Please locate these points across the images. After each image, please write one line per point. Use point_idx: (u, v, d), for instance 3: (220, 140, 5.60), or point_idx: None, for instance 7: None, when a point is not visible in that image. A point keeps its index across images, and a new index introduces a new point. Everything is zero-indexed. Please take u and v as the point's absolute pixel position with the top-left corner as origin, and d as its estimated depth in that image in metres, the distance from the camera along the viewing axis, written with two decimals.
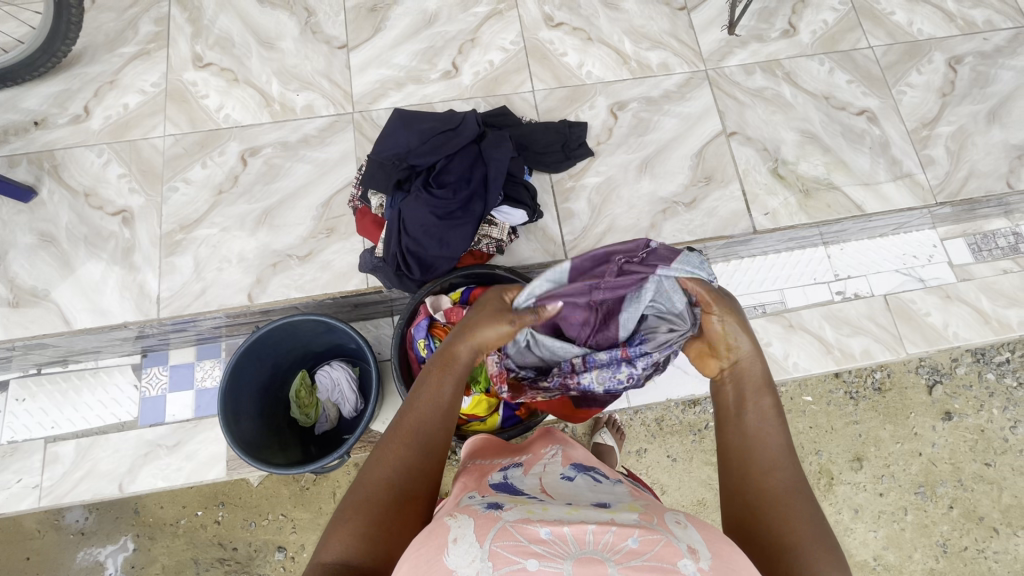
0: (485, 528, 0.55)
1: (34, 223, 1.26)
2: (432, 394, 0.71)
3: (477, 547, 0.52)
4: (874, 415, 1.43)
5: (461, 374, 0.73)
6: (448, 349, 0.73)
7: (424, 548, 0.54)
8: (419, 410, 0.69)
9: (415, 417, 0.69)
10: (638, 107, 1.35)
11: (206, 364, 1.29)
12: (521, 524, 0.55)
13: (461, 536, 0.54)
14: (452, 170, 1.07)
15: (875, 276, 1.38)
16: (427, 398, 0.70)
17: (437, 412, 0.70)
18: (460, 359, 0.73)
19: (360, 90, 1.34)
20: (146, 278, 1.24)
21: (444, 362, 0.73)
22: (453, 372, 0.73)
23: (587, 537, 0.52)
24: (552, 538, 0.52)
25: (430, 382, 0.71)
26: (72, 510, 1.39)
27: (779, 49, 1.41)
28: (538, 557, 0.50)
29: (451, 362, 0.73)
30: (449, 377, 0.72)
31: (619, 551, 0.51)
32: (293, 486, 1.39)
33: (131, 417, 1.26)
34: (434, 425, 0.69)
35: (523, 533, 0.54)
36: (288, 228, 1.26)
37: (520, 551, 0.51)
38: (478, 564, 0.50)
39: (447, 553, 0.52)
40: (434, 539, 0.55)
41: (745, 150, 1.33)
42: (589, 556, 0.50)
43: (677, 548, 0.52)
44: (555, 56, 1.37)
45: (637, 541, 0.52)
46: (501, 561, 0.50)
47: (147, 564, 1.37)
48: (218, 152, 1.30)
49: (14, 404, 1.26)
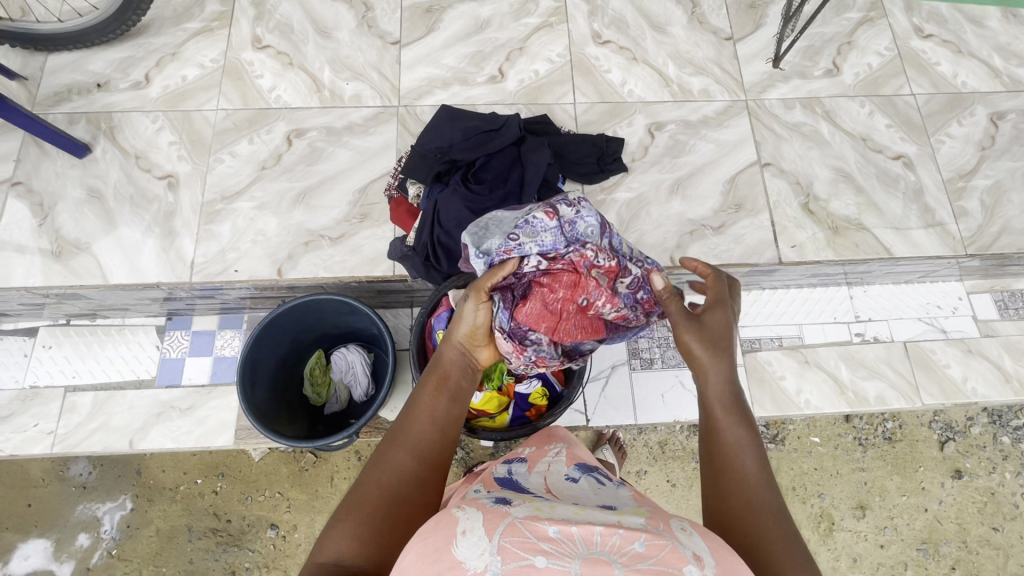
0: (494, 522, 0.56)
1: (85, 179, 1.31)
2: (428, 402, 0.74)
3: (485, 541, 0.53)
4: (882, 464, 1.41)
5: (455, 380, 0.78)
6: (439, 365, 0.79)
7: (432, 537, 0.55)
8: (418, 417, 0.72)
9: (414, 425, 0.72)
10: (675, 129, 1.37)
11: (226, 333, 1.34)
12: (529, 522, 0.56)
13: (470, 529, 0.55)
14: (490, 168, 1.10)
15: (896, 322, 1.40)
16: (425, 409, 0.73)
17: (432, 419, 0.73)
18: (450, 370, 0.79)
19: (407, 85, 1.38)
20: (182, 243, 1.28)
21: (439, 376, 0.78)
22: (448, 382, 0.77)
23: (594, 538, 0.54)
24: (560, 537, 0.53)
25: (427, 393, 0.75)
26: (77, 462, 1.42)
27: (821, 87, 1.42)
28: (547, 555, 0.51)
29: (444, 373, 0.78)
30: (445, 385, 0.77)
31: (626, 555, 0.51)
32: (293, 465, 1.42)
33: (149, 375, 1.31)
34: (427, 432, 0.71)
35: (531, 531, 0.55)
36: (324, 209, 1.30)
37: (529, 548, 0.52)
38: (487, 557, 0.51)
39: (456, 545, 0.53)
40: (443, 529, 0.56)
41: (778, 182, 1.34)
42: (597, 557, 0.51)
43: (682, 554, 0.53)
44: (599, 72, 1.41)
45: (644, 545, 0.53)
46: (509, 556, 0.51)
47: (142, 525, 1.39)
48: (266, 130, 1.35)
49: (41, 350, 1.32)
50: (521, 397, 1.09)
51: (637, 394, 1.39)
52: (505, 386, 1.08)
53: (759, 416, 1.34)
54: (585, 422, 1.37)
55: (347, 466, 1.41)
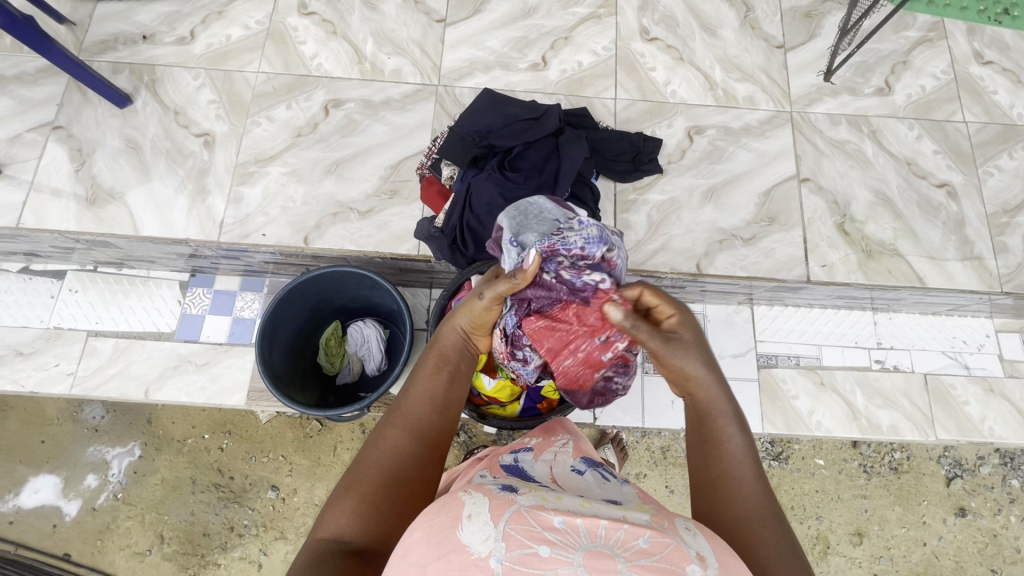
0: (501, 509, 0.56)
1: (124, 129, 1.33)
2: (427, 380, 0.73)
3: (491, 527, 0.53)
4: (885, 494, 1.39)
5: (454, 360, 0.77)
6: (438, 343, 0.78)
7: (438, 518, 0.55)
8: (416, 396, 0.72)
9: (413, 404, 0.71)
10: (716, 135, 1.34)
11: (247, 295, 1.36)
12: (536, 510, 0.56)
13: (476, 513, 0.55)
14: (527, 157, 1.08)
15: (919, 353, 1.37)
16: (425, 386, 0.72)
17: (431, 397, 0.72)
18: (449, 350, 0.78)
19: (448, 65, 1.37)
20: (213, 202, 1.29)
21: (438, 355, 0.77)
22: (447, 361, 0.77)
23: (599, 532, 0.54)
24: (565, 528, 0.53)
25: (425, 372, 0.74)
26: (91, 405, 1.46)
27: (870, 105, 1.38)
28: (551, 544, 0.51)
29: (443, 353, 0.77)
30: (445, 365, 0.76)
31: (629, 549, 0.52)
32: (299, 431, 1.44)
33: (169, 329, 1.33)
34: (427, 412, 0.71)
35: (537, 520, 0.55)
36: (355, 181, 1.30)
37: (533, 537, 0.52)
38: (491, 543, 0.51)
39: (461, 527, 0.53)
40: (449, 512, 0.56)
41: (815, 199, 1.31)
42: (600, 550, 0.51)
43: (686, 553, 0.53)
44: (643, 69, 1.38)
45: (647, 541, 0.53)
46: (513, 542, 0.51)
47: (148, 473, 1.42)
48: (304, 97, 1.35)
49: (67, 293, 1.35)
50: (534, 388, 1.09)
51: (647, 398, 1.39)
52: None
53: (767, 432, 1.33)
54: (592, 421, 1.37)
55: (352, 437, 1.43)
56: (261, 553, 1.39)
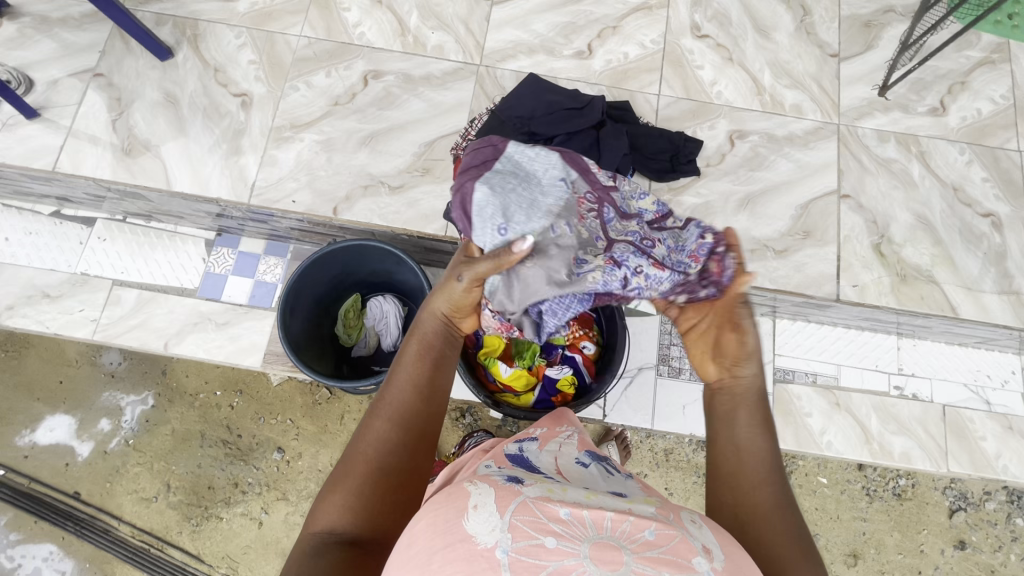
0: (506, 499, 0.55)
1: (163, 82, 1.33)
2: (410, 369, 0.69)
3: (496, 518, 0.52)
4: (885, 519, 1.38)
5: (436, 345, 0.72)
6: (420, 328, 0.73)
7: (445, 507, 0.54)
8: (399, 386, 0.68)
9: (396, 396, 0.67)
10: (758, 141, 1.31)
11: (270, 259, 1.37)
12: (541, 501, 0.55)
13: (482, 504, 0.54)
14: (568, 148, 1.06)
15: (939, 383, 1.35)
16: (407, 377, 0.68)
17: (414, 388, 0.68)
18: (430, 333, 0.73)
19: (491, 45, 1.34)
20: (246, 163, 1.29)
21: (421, 340, 0.72)
22: (430, 347, 0.72)
23: (605, 523, 0.53)
24: (571, 519, 0.53)
25: (407, 359, 0.70)
26: (110, 352, 1.48)
27: (921, 125, 1.34)
28: (557, 536, 0.50)
29: (425, 340, 0.72)
30: (426, 352, 0.71)
31: (636, 541, 0.51)
32: (308, 397, 1.45)
33: (192, 286, 1.35)
34: (411, 403, 0.67)
35: (542, 511, 0.54)
36: (389, 156, 1.29)
37: (539, 528, 0.51)
38: (497, 534, 0.50)
39: (467, 518, 0.52)
40: (454, 501, 0.55)
41: (853, 217, 1.28)
42: (607, 542, 0.51)
43: (692, 545, 0.52)
44: (691, 66, 1.34)
45: (654, 532, 0.52)
46: (520, 534, 0.50)
47: (159, 422, 1.45)
48: (344, 65, 1.33)
49: (95, 241, 1.36)
50: (550, 380, 1.08)
51: (658, 401, 1.38)
52: (535, 366, 1.08)
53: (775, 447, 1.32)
54: (602, 417, 1.37)
55: (359, 409, 1.44)
56: (262, 512, 1.42)
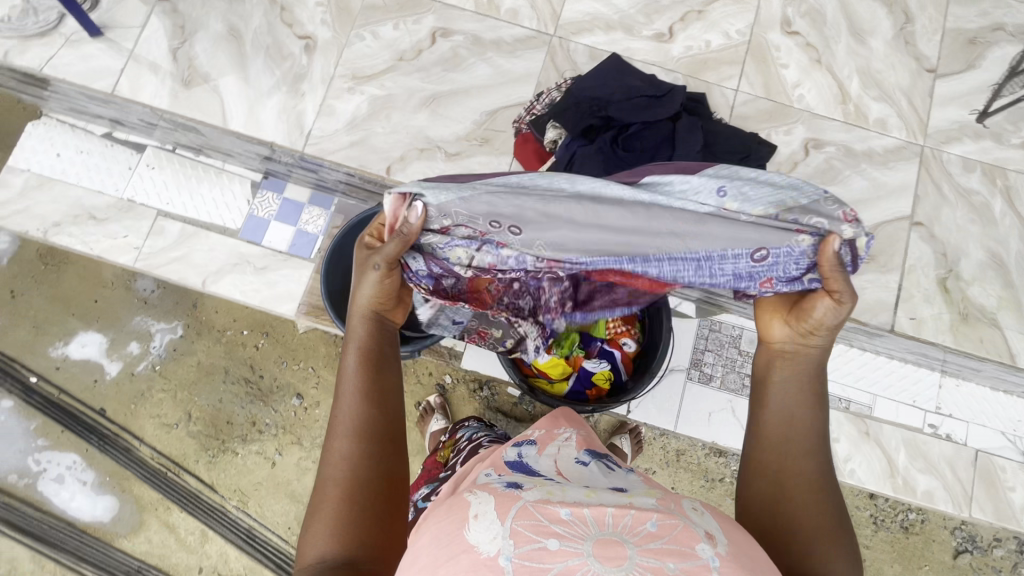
0: (506, 505, 0.53)
1: (228, 15, 1.32)
2: (350, 380, 0.65)
3: (498, 524, 0.51)
4: (888, 549, 1.29)
5: (371, 347, 0.68)
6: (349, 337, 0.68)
7: (445, 521, 0.54)
8: (345, 399, 0.64)
9: (347, 408, 0.63)
10: (834, 153, 1.24)
11: (314, 210, 1.30)
12: (541, 504, 0.54)
13: (482, 514, 0.53)
14: (644, 138, 1.01)
15: (976, 429, 1.25)
16: (349, 386, 0.64)
17: (362, 393, 0.64)
18: (358, 338, 0.68)
19: (568, 16, 1.28)
20: (304, 110, 1.29)
21: (356, 349, 0.67)
22: (370, 350, 0.67)
23: (606, 519, 0.51)
24: (572, 520, 0.51)
25: (346, 372, 0.66)
26: (144, 279, 1.49)
27: (1011, 157, 1.26)
28: (559, 538, 0.49)
29: (360, 346, 0.67)
30: (361, 355, 0.67)
31: (638, 534, 0.50)
32: (332, 348, 1.46)
33: (235, 226, 1.31)
34: (365, 409, 0.63)
35: (543, 514, 0.52)
36: (449, 120, 1.25)
37: (541, 531, 0.50)
38: (499, 542, 0.49)
39: (468, 528, 0.51)
40: (455, 513, 0.54)
41: (922, 246, 1.23)
42: (608, 538, 0.49)
43: (694, 532, 0.51)
44: (775, 63, 1.27)
45: (655, 523, 0.51)
46: (522, 539, 0.49)
47: (185, 352, 1.47)
48: (413, 19, 1.28)
49: (144, 168, 1.33)
50: (585, 372, 1.08)
51: (685, 404, 1.36)
52: (573, 357, 1.06)
53: None
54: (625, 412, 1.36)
55: None
56: (276, 453, 1.45)
